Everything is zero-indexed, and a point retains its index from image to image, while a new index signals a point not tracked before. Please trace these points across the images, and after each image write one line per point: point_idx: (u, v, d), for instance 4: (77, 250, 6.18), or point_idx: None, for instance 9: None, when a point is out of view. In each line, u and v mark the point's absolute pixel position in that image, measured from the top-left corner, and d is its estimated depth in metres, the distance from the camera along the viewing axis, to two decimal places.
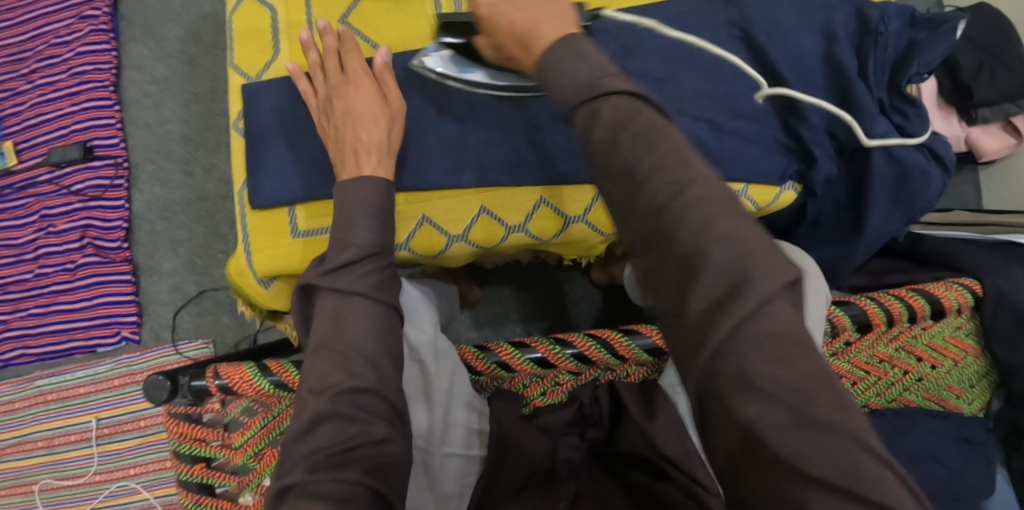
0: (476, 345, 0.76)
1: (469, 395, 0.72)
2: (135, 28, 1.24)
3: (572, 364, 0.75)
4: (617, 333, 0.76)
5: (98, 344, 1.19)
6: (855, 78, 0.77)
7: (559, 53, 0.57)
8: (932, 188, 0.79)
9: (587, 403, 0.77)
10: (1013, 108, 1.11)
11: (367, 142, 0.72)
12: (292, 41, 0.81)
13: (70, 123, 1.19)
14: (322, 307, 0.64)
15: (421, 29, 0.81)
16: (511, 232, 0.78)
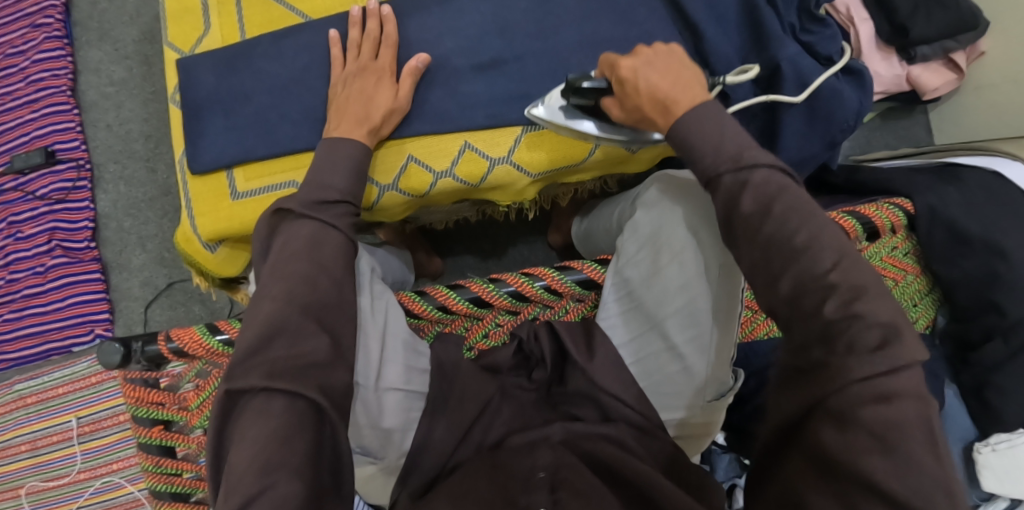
0: (414, 290, 0.78)
1: (406, 335, 0.75)
2: (91, 32, 1.28)
3: (508, 301, 0.77)
4: (550, 270, 0.76)
5: (72, 343, 1.21)
6: (763, 4, 0.78)
7: (703, 118, 0.61)
8: (848, 107, 0.80)
9: (527, 337, 0.79)
10: (952, 45, 1.14)
11: (350, 122, 0.72)
12: (221, 15, 0.83)
13: (32, 130, 1.23)
14: (297, 231, 0.66)
15: None
16: (439, 178, 0.78)
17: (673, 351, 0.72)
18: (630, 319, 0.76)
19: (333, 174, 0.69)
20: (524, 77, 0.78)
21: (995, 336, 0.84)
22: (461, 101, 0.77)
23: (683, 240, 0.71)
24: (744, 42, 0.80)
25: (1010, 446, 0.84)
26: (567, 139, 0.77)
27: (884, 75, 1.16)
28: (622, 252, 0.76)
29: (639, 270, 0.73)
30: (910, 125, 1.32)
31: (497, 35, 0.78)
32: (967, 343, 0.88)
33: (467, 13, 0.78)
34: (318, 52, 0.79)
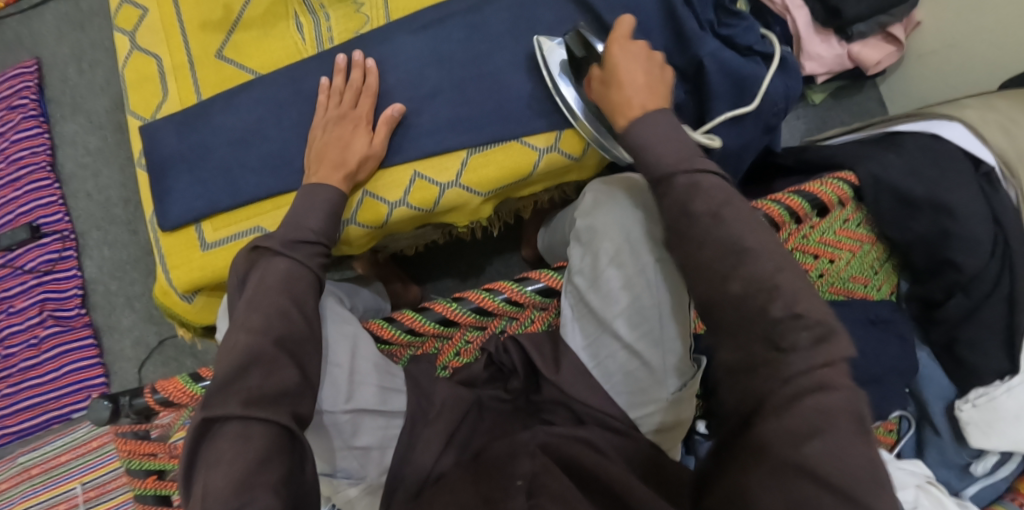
0: (382, 317, 0.82)
1: (377, 358, 0.78)
2: (64, 107, 1.32)
3: (472, 316, 0.81)
4: (509, 283, 0.81)
5: (71, 410, 1.24)
6: (680, 6, 0.81)
7: (650, 130, 0.66)
8: (771, 90, 0.84)
9: (495, 351, 0.82)
10: (888, 19, 1.17)
11: (328, 167, 0.76)
12: (178, 81, 0.84)
13: (16, 208, 1.27)
14: (270, 271, 0.68)
15: (284, 48, 0.85)
16: (394, 208, 0.80)
17: (632, 347, 0.75)
18: (586, 324, 0.78)
19: (311, 215, 0.73)
20: (463, 102, 0.81)
21: (957, 292, 0.86)
22: (406, 133, 0.80)
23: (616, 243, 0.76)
24: (669, 42, 0.83)
25: (988, 399, 0.84)
26: (510, 158, 0.80)
27: (825, 55, 1.23)
28: (572, 262, 0.80)
29: (583, 277, 0.77)
30: (864, 100, 1.35)
31: (435, 63, 0.82)
32: (931, 302, 0.90)
33: (402, 48, 0.82)
34: (271, 106, 0.82)
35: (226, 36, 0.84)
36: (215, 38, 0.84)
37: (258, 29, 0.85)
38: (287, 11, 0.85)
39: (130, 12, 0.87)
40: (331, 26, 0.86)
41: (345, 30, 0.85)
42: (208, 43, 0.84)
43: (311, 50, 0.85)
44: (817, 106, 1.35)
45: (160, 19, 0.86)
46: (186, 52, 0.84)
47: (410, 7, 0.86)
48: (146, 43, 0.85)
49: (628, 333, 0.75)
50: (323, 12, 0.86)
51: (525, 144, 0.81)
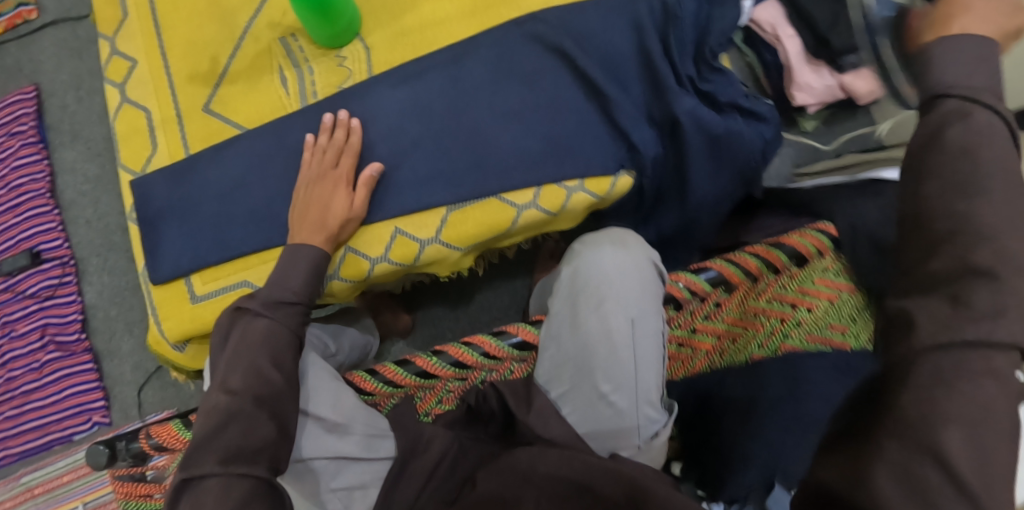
0: (365, 369, 0.84)
1: (360, 405, 0.80)
2: (64, 133, 1.34)
3: (450, 370, 0.83)
4: (487, 337, 0.83)
5: (73, 432, 1.28)
6: (658, 59, 0.82)
7: (949, 48, 0.57)
8: (748, 143, 0.83)
9: (476, 402, 0.85)
10: None
11: (312, 226, 0.78)
12: (167, 135, 0.87)
13: (17, 233, 1.30)
14: (248, 331, 0.70)
15: (270, 102, 0.86)
16: (375, 263, 0.82)
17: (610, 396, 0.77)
18: (562, 374, 0.80)
19: (295, 277, 0.75)
20: (442, 156, 0.82)
21: None
22: (388, 186, 0.82)
23: (597, 293, 0.79)
24: (648, 95, 0.84)
25: None
26: (488, 215, 0.82)
27: None
28: (551, 315, 0.83)
29: (564, 324, 0.80)
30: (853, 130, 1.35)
31: (417, 118, 0.84)
32: None
33: (385, 105, 0.84)
34: (254, 160, 0.83)
35: (212, 90, 0.87)
36: (202, 92, 0.87)
37: (244, 83, 0.88)
38: (271, 66, 0.88)
39: (120, 65, 0.90)
40: (314, 80, 0.87)
41: (328, 84, 0.87)
42: (195, 96, 0.87)
43: (295, 104, 0.87)
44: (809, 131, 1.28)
45: (150, 73, 0.89)
46: (175, 106, 0.87)
47: (391, 62, 0.88)
48: (137, 95, 0.88)
49: (606, 382, 0.77)
50: (307, 65, 0.88)
51: (505, 200, 0.82)
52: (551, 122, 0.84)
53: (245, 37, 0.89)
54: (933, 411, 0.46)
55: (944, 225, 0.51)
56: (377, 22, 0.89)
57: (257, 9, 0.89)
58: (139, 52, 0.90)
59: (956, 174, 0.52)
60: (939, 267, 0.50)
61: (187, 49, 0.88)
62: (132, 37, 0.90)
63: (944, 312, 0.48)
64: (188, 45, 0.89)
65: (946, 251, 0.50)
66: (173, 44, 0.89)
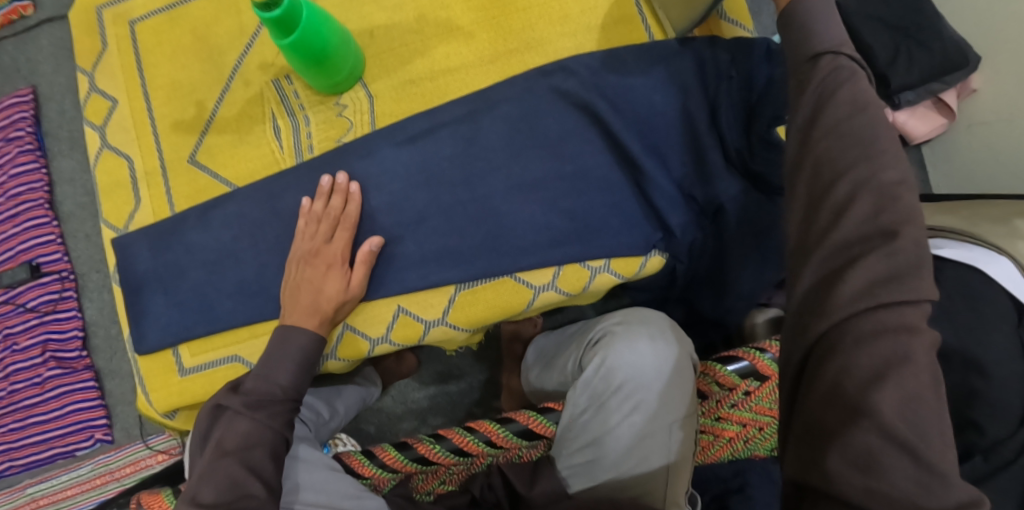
0: (362, 451, 0.78)
1: (350, 492, 0.72)
2: (62, 141, 1.30)
3: (452, 458, 0.76)
4: (493, 424, 0.76)
5: (75, 448, 1.24)
6: (706, 133, 0.75)
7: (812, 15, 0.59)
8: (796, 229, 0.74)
9: (480, 491, 0.75)
10: (939, 87, 1.05)
11: (302, 308, 0.71)
12: (151, 189, 0.81)
13: (16, 244, 1.26)
14: (228, 431, 0.63)
15: (262, 157, 0.81)
16: (376, 344, 0.76)
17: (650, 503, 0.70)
18: (589, 474, 0.72)
19: (279, 368, 0.68)
20: (456, 231, 0.76)
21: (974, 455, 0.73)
22: (389, 259, 0.75)
23: (633, 390, 0.71)
24: (687, 170, 0.76)
25: None
26: (500, 296, 0.75)
27: None
28: (571, 405, 0.74)
29: (594, 421, 0.72)
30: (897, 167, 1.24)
31: (424, 186, 0.77)
32: None
33: (388, 168, 0.77)
34: (246, 226, 0.77)
35: (199, 138, 0.81)
36: (189, 141, 0.81)
37: (232, 134, 0.81)
38: (264, 115, 0.81)
39: (99, 106, 0.85)
40: (310, 132, 0.81)
41: (326, 138, 0.81)
42: (182, 148, 0.82)
43: (289, 160, 0.80)
44: None
45: (130, 118, 0.84)
46: (159, 156, 0.82)
47: (397, 114, 0.81)
48: (117, 141, 0.83)
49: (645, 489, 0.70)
50: (302, 114, 0.81)
51: (519, 280, 0.76)
52: (573, 196, 0.76)
53: (234, 79, 0.83)
54: (856, 380, 0.48)
55: (844, 184, 0.52)
56: (384, 68, 0.82)
57: (246, 47, 0.83)
58: (120, 91, 0.85)
59: (855, 133, 0.53)
60: (837, 238, 0.51)
61: (171, 91, 0.83)
62: (112, 73, 0.85)
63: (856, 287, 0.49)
64: (172, 87, 0.83)
65: (853, 216, 0.51)
66: (158, 87, 0.83)
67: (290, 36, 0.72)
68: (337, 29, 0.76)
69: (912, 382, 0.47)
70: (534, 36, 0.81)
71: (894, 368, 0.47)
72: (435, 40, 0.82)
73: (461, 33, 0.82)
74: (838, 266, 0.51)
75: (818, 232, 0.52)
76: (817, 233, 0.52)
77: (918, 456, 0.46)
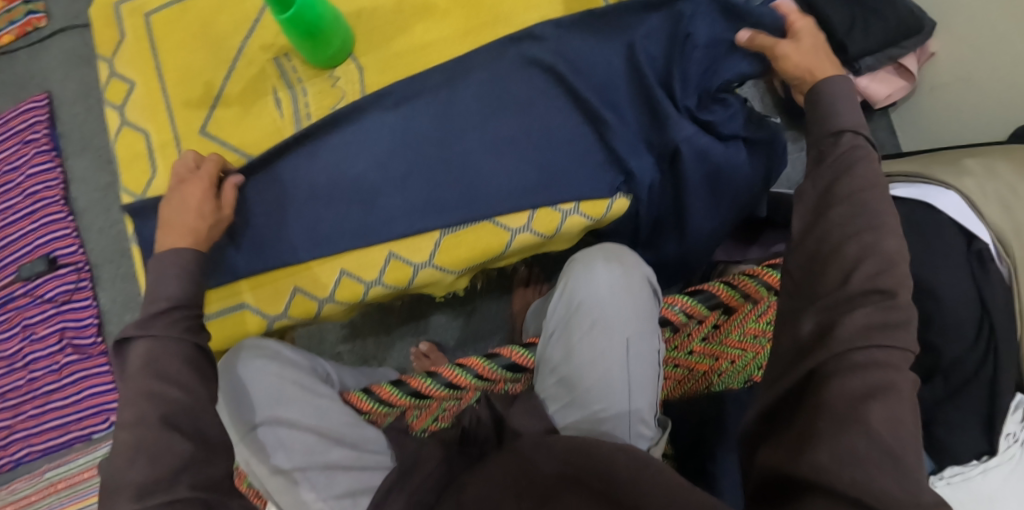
0: (361, 389, 0.87)
1: (351, 420, 0.84)
2: (75, 142, 1.39)
3: (444, 391, 0.83)
4: (481, 359, 0.83)
5: (92, 431, 1.30)
6: (656, 87, 0.82)
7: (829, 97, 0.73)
8: (742, 168, 0.84)
9: (470, 423, 0.86)
10: (898, 51, 1.10)
11: (183, 223, 0.76)
12: (165, 159, 0.90)
13: (34, 239, 1.33)
14: (133, 356, 0.69)
15: (264, 125, 0.89)
16: (369, 287, 0.83)
17: (607, 413, 0.80)
18: (558, 390, 0.83)
19: (165, 285, 0.71)
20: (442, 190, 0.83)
21: (935, 376, 0.87)
22: (379, 211, 0.82)
23: (591, 313, 0.82)
24: (643, 120, 0.84)
25: (964, 479, 0.84)
26: (480, 240, 0.82)
27: None
28: (546, 334, 0.85)
29: (559, 343, 0.83)
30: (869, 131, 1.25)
31: (406, 145, 0.83)
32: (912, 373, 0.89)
33: (375, 128, 0.84)
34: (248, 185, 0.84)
35: (207, 112, 0.89)
36: (199, 114, 0.89)
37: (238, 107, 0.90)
38: (265, 89, 0.89)
39: (117, 88, 0.93)
40: (308, 101, 0.89)
41: (321, 107, 0.89)
42: (192, 120, 0.90)
43: (289, 127, 0.89)
44: None
45: (145, 97, 0.91)
46: (173, 131, 0.90)
47: (383, 83, 0.89)
48: (134, 117, 0.91)
49: (602, 402, 0.80)
50: (300, 86, 0.89)
51: (497, 223, 0.82)
52: (545, 147, 0.83)
53: (238, 59, 0.90)
54: (848, 397, 0.60)
55: (851, 247, 0.65)
56: (370, 45, 0.90)
57: (248, 31, 0.91)
58: (136, 72, 0.92)
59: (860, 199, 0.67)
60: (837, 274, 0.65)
61: (181, 75, 0.91)
62: (128, 59, 0.93)
63: (856, 322, 0.62)
64: (183, 69, 0.91)
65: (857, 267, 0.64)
66: (170, 69, 0.91)
67: (286, 12, 0.79)
68: (329, 6, 0.84)
69: (896, 406, 0.60)
70: (507, 10, 0.88)
71: (880, 393, 0.60)
72: (415, 19, 0.90)
73: (437, 11, 0.89)
74: (836, 302, 0.64)
75: (829, 271, 0.65)
76: (822, 267, 0.66)
77: (899, 460, 0.58)
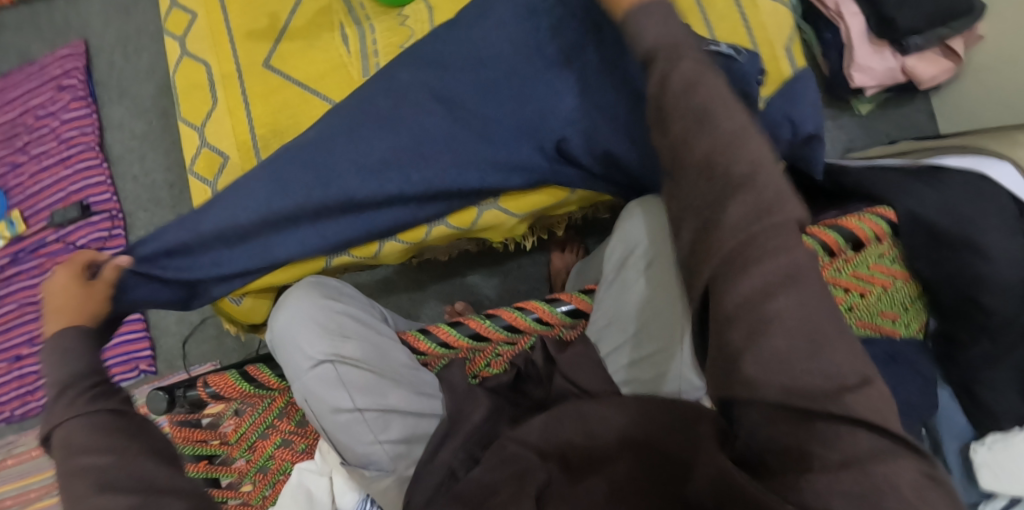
0: (418, 329, 0.92)
1: (407, 365, 0.88)
2: (111, 90, 1.37)
3: (502, 333, 0.90)
4: (541, 303, 0.90)
5: (120, 379, 1.29)
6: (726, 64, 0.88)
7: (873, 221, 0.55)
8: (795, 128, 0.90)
9: (523, 365, 0.91)
10: (946, 32, 1.07)
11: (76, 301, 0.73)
12: (226, 89, 0.97)
13: (67, 186, 1.32)
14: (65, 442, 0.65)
15: (328, 58, 0.98)
16: (434, 226, 0.92)
17: (657, 356, 0.83)
18: (610, 333, 0.86)
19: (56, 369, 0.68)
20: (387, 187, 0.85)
21: (981, 337, 0.87)
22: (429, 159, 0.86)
23: (647, 257, 0.84)
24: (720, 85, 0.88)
25: (1005, 444, 0.86)
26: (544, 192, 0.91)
27: (874, 67, 1.12)
28: (601, 283, 0.88)
29: (615, 287, 0.86)
30: (913, 111, 1.22)
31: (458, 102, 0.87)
32: (958, 342, 0.90)
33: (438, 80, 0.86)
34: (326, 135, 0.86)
35: (272, 45, 0.98)
36: (264, 47, 0.98)
37: (304, 40, 0.99)
38: (333, 25, 0.99)
39: (179, 19, 1.00)
40: (375, 39, 0.98)
41: (388, 45, 0.98)
42: (256, 54, 0.97)
43: (354, 62, 0.97)
44: (862, 116, 1.22)
45: (207, 28, 0.99)
46: (235, 62, 0.97)
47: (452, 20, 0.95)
48: (196, 50, 0.99)
49: (655, 344, 0.83)
50: (369, 23, 0.99)
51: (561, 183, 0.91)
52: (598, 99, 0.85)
53: None
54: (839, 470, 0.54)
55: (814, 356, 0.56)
56: None
57: None
58: (197, 5, 1.00)
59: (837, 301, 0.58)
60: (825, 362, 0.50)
61: (245, 5, 0.99)
62: None
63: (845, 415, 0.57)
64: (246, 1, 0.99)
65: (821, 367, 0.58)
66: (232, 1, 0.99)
67: None
68: None
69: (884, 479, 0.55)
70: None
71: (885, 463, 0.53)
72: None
73: None
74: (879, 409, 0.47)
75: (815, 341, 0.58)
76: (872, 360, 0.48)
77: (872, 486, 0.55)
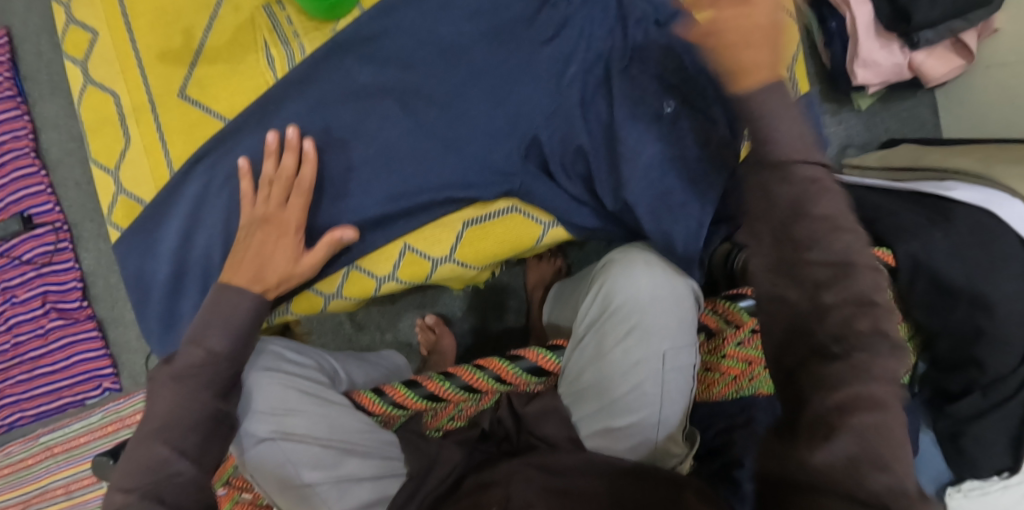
0: (373, 390, 0.87)
1: (363, 430, 0.83)
2: (42, 87, 1.26)
3: (462, 394, 0.84)
4: (502, 362, 0.84)
5: (84, 397, 1.25)
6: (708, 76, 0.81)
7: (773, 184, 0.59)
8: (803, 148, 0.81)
9: (489, 425, 0.86)
10: (960, 25, 0.96)
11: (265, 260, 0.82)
12: (139, 124, 0.92)
13: (6, 195, 1.23)
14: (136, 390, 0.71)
15: (252, 81, 0.90)
16: (381, 281, 0.92)
17: (633, 423, 0.79)
18: (582, 395, 0.82)
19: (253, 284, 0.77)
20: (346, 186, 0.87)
21: (974, 390, 0.82)
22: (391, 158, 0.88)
23: (624, 322, 0.80)
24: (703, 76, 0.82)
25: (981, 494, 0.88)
26: (511, 232, 0.91)
27: (882, 64, 1.01)
28: (573, 344, 0.85)
29: (588, 350, 0.82)
30: (913, 106, 1.14)
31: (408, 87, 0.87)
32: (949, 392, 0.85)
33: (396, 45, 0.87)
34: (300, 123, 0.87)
35: (187, 69, 0.91)
36: (177, 72, 0.91)
37: (223, 61, 0.91)
38: (257, 45, 0.91)
39: (79, 38, 0.93)
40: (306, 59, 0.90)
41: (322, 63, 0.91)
42: (170, 79, 0.91)
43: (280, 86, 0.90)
44: (862, 110, 1.13)
45: (114, 51, 0.92)
46: (147, 92, 0.91)
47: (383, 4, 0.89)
48: (100, 77, 0.93)
49: (628, 413, 0.79)
50: (297, 42, 0.91)
51: (522, 216, 0.91)
52: (558, 115, 0.86)
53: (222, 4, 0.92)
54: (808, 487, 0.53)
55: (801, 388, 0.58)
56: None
57: None
58: (99, 22, 0.92)
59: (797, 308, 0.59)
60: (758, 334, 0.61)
61: (154, 19, 0.91)
62: (90, 4, 0.92)
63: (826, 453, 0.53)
64: (157, 11, 0.91)
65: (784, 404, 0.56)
66: (138, 17, 0.91)
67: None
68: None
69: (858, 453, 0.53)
70: None
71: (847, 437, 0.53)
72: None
73: None
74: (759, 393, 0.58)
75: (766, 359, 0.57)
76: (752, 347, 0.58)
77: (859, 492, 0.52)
